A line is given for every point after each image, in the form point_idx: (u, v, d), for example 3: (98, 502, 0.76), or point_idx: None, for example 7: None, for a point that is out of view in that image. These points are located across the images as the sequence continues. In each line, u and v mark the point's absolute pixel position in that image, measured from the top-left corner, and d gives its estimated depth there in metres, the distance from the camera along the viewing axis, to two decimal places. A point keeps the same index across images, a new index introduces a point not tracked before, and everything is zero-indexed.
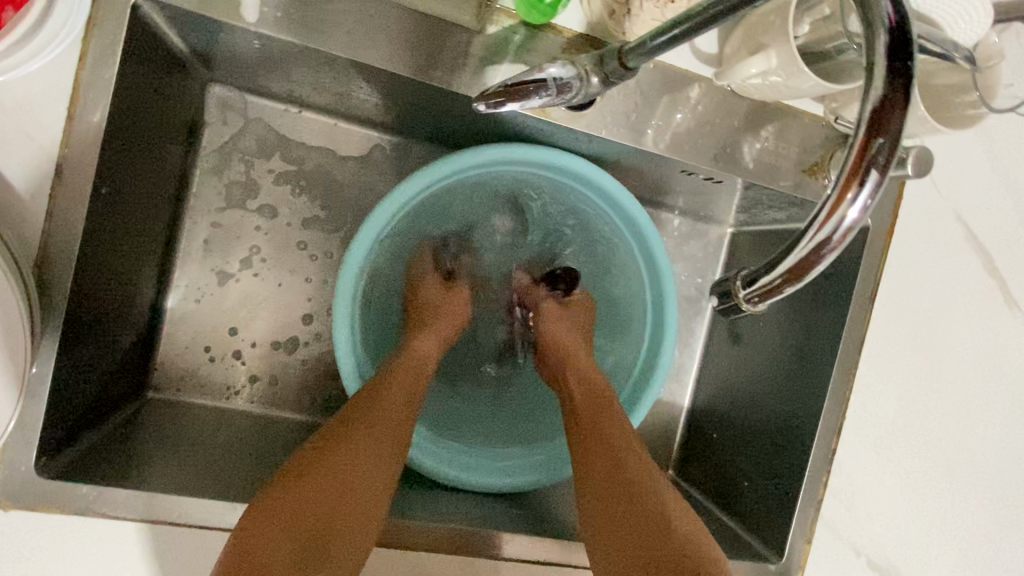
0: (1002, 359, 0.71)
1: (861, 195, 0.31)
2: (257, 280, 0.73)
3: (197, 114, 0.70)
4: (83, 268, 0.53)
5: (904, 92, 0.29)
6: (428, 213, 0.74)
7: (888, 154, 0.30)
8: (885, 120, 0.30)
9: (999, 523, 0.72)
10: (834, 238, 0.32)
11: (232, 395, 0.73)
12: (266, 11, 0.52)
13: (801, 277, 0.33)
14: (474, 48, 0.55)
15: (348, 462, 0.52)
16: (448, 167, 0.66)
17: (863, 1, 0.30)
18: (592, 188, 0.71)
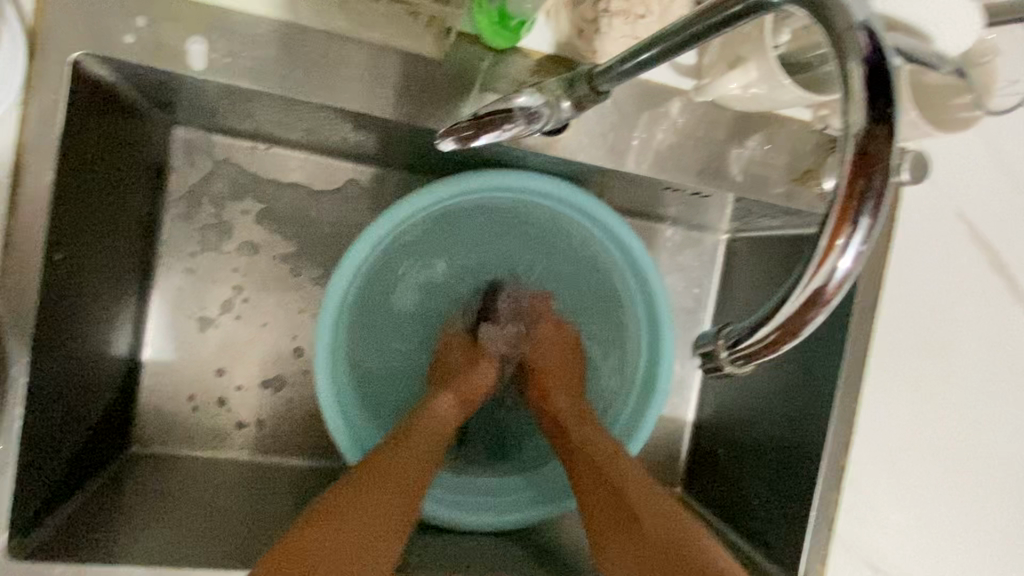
0: (1016, 360, 0.68)
1: (854, 240, 0.27)
2: (237, 323, 0.71)
3: (162, 158, 0.67)
4: (45, 336, 0.51)
5: (888, 134, 0.27)
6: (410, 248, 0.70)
7: (878, 196, 0.27)
8: (871, 163, 0.27)
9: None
10: (829, 289, 0.29)
11: (220, 444, 0.71)
12: (216, 57, 0.49)
13: (795, 334, 0.30)
14: (439, 79, 0.53)
15: (369, 518, 0.49)
16: (438, 193, 0.63)
17: (835, 30, 0.28)
18: (582, 216, 0.68)
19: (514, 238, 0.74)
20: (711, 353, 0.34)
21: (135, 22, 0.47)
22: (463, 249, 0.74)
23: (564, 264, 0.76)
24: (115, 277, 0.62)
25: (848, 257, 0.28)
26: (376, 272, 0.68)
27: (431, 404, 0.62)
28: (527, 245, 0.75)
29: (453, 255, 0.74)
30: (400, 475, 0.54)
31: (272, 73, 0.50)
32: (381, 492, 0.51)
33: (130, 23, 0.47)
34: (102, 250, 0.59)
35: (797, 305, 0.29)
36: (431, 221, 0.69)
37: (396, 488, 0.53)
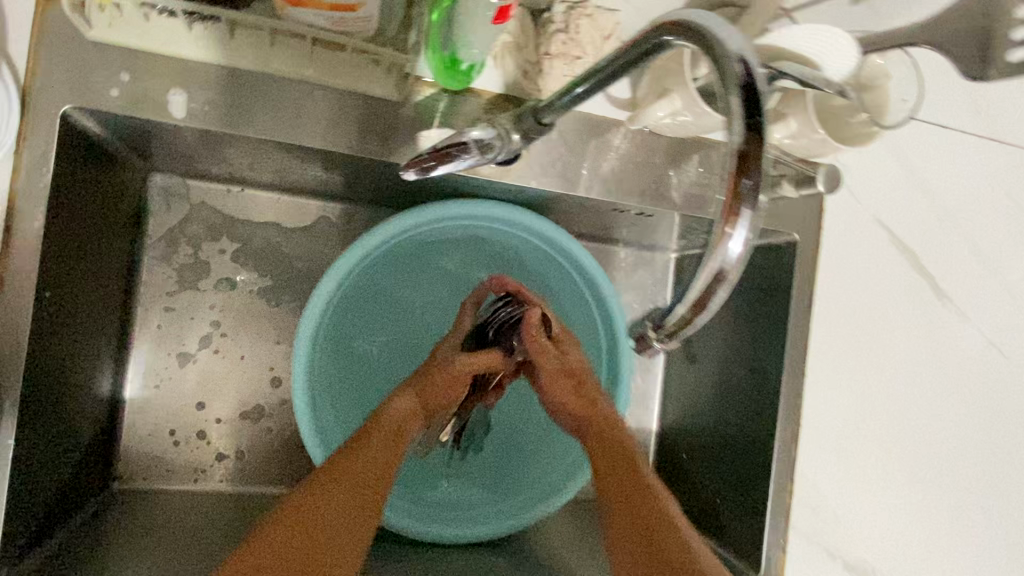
0: (937, 350, 0.75)
1: (740, 226, 0.33)
2: (216, 358, 0.74)
3: (140, 203, 0.71)
4: (35, 372, 0.54)
5: (757, 140, 0.33)
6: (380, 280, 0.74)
7: (754, 190, 0.33)
8: (747, 165, 0.33)
9: (965, 509, 0.75)
10: (726, 267, 0.34)
11: (202, 476, 0.73)
12: (195, 106, 0.54)
13: (705, 308, 0.35)
14: (401, 119, 0.58)
15: (338, 500, 0.47)
16: (404, 223, 0.68)
17: (721, 63, 0.34)
18: (544, 242, 0.74)
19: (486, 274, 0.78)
20: (642, 338, 0.40)
21: (120, 78, 0.52)
22: (437, 285, 0.78)
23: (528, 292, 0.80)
24: (97, 318, 0.65)
25: (737, 241, 0.33)
26: (352, 296, 0.72)
27: (384, 408, 0.55)
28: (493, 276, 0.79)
29: (428, 290, 0.78)
30: (363, 466, 0.49)
31: (246, 119, 0.55)
32: (349, 474, 0.49)
33: (115, 79, 0.52)
34: (85, 291, 0.62)
35: (704, 287, 0.35)
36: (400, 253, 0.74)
37: (366, 469, 0.49)
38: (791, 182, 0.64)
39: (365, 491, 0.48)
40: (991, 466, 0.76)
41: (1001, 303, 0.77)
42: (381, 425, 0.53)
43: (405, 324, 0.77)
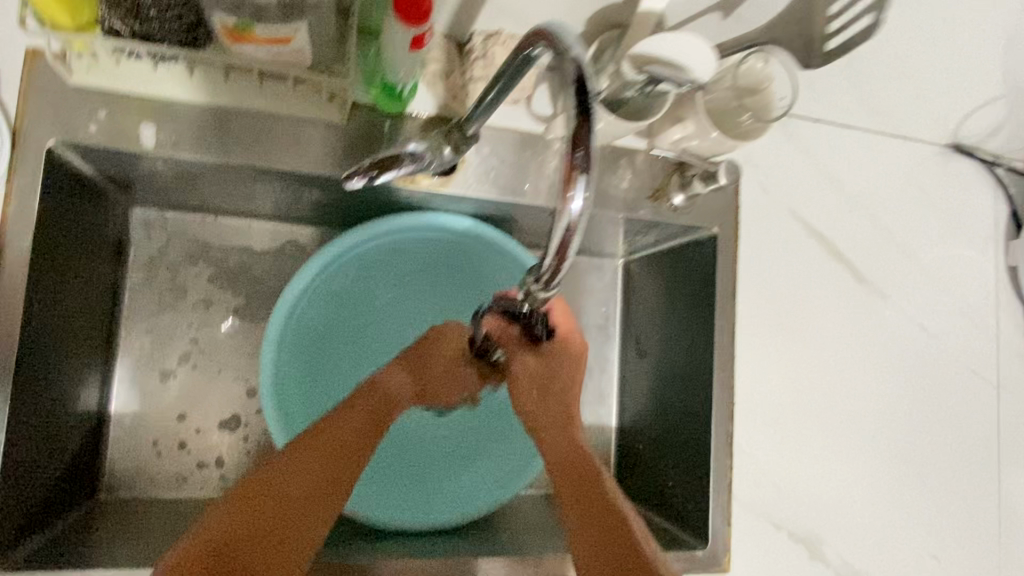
0: (855, 326, 0.83)
1: (577, 188, 0.40)
2: (195, 372, 0.80)
3: (123, 235, 0.78)
4: (24, 380, 0.61)
5: (586, 117, 0.39)
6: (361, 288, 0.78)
7: (585, 159, 0.40)
8: (580, 139, 0.40)
9: (882, 468, 0.84)
10: (573, 223, 0.41)
11: (183, 483, 0.78)
12: (163, 137, 0.62)
13: (565, 257, 0.42)
14: (345, 140, 0.66)
15: (305, 472, 0.57)
16: (377, 230, 0.74)
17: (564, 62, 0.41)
18: (502, 260, 0.78)
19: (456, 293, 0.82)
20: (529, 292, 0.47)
21: (97, 115, 0.60)
22: (409, 304, 0.81)
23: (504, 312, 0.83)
24: (82, 335, 0.72)
25: (576, 201, 0.40)
26: (325, 308, 0.76)
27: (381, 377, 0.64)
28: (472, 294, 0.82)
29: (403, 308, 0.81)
30: (332, 438, 0.59)
31: (206, 146, 0.63)
32: (316, 450, 0.59)
33: (93, 117, 0.60)
34: (71, 312, 0.69)
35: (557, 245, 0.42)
36: (380, 262, 0.78)
37: (333, 444, 0.59)
38: (700, 180, 0.72)
39: (330, 465, 0.58)
40: (906, 427, 0.85)
41: (904, 276, 0.86)
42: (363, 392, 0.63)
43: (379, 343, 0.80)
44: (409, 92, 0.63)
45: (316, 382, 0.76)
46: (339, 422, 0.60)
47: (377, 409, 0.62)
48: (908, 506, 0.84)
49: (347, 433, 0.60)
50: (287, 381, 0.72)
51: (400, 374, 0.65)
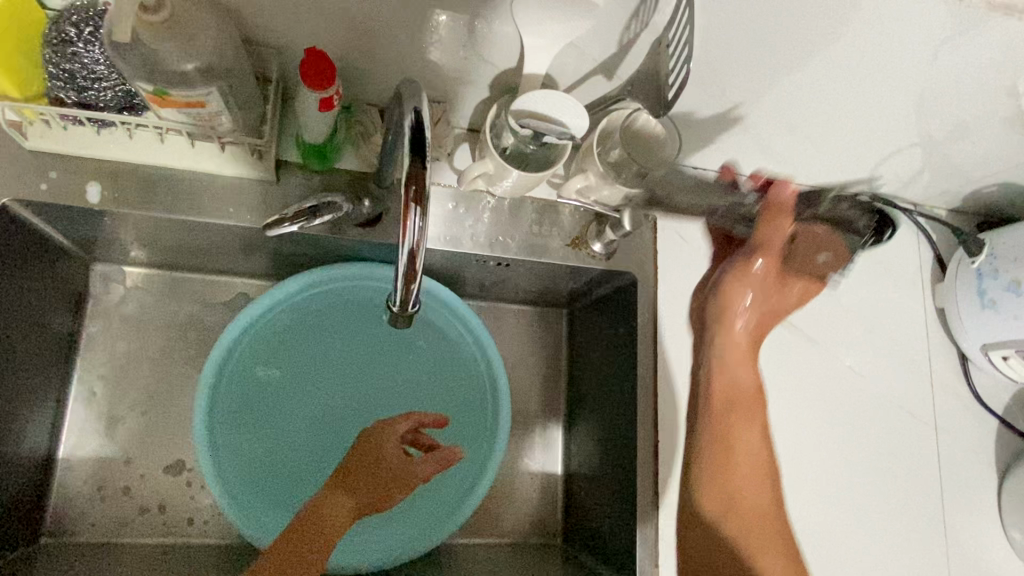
0: (781, 366, 0.87)
1: (415, 220, 0.51)
2: (143, 418, 0.84)
3: (82, 288, 0.84)
4: None
5: None
6: (300, 333, 0.83)
7: (418, 192, 0.50)
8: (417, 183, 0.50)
9: (820, 512, 0.83)
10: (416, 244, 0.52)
11: (124, 528, 0.80)
12: (107, 194, 0.68)
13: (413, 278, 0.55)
14: (273, 195, 0.71)
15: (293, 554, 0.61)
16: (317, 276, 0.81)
17: None
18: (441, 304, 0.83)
19: (388, 333, 0.85)
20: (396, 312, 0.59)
21: (48, 175, 0.67)
22: (353, 352, 0.85)
23: (441, 359, 0.86)
24: (32, 381, 0.77)
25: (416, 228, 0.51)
26: (257, 377, 0.80)
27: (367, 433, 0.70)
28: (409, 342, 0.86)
29: (338, 363, 0.84)
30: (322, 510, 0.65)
31: (146, 202, 0.69)
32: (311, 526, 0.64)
33: (45, 176, 0.67)
34: (22, 357, 0.74)
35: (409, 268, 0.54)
36: (319, 309, 0.83)
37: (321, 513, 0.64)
38: (611, 227, 0.77)
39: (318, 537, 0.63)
40: (846, 471, 0.85)
41: (830, 317, 0.90)
42: (347, 469, 0.67)
43: (324, 402, 0.83)
44: (334, 149, 0.70)
45: (255, 414, 0.80)
46: (326, 497, 0.66)
47: (355, 478, 0.67)
48: (852, 552, 0.82)
49: (336, 506, 0.65)
50: (226, 441, 0.77)
51: (391, 445, 0.69)
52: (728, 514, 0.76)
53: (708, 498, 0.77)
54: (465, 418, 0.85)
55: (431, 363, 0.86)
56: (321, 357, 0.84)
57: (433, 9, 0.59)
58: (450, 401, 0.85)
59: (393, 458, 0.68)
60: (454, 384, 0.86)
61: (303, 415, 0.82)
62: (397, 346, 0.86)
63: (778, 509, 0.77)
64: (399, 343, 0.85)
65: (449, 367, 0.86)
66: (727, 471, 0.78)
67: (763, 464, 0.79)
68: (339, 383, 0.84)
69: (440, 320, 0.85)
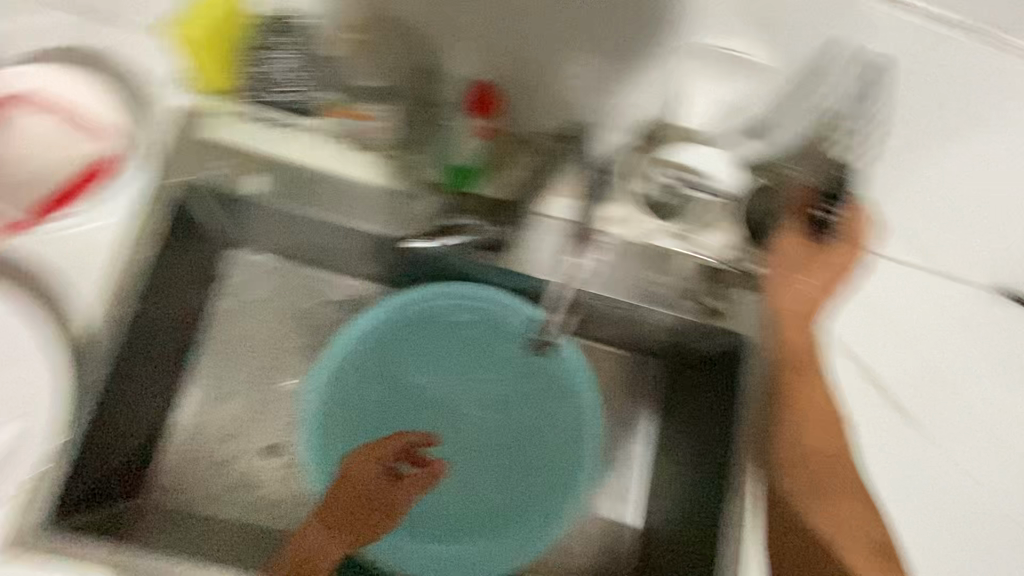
0: (901, 463, 0.76)
1: None
2: (252, 399, 0.89)
3: (222, 270, 0.91)
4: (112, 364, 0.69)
5: None
6: (408, 342, 0.84)
7: None
8: None
9: None
10: None
11: (216, 499, 0.85)
12: (274, 189, 0.76)
13: None
14: (414, 210, 0.77)
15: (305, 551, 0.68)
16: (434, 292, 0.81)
17: None
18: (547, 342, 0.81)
19: (492, 358, 0.85)
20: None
21: (223, 164, 0.74)
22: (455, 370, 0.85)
23: (538, 396, 0.84)
24: (163, 347, 0.83)
25: None
26: (359, 385, 0.81)
27: (350, 468, 0.73)
28: (509, 372, 0.85)
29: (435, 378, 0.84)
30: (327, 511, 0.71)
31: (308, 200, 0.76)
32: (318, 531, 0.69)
33: (218, 165, 0.74)
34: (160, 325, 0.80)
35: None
36: (430, 322, 0.83)
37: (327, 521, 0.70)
38: None
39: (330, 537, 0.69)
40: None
41: (963, 421, 0.79)
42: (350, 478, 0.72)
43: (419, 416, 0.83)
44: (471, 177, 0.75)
45: (355, 411, 0.81)
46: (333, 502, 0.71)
47: (359, 497, 0.72)
48: None
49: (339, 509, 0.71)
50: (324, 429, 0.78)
51: (363, 467, 0.73)
52: (845, 536, 0.64)
53: (826, 521, 0.65)
54: (551, 459, 0.82)
55: (526, 397, 0.85)
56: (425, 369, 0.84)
57: (588, 58, 0.67)
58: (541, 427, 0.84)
59: (366, 485, 0.72)
60: (547, 422, 0.84)
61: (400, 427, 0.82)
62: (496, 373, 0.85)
63: (872, 510, 0.66)
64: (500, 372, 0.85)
65: (545, 405, 0.84)
66: (833, 483, 0.67)
67: (841, 461, 0.67)
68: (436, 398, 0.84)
69: (544, 356, 0.84)
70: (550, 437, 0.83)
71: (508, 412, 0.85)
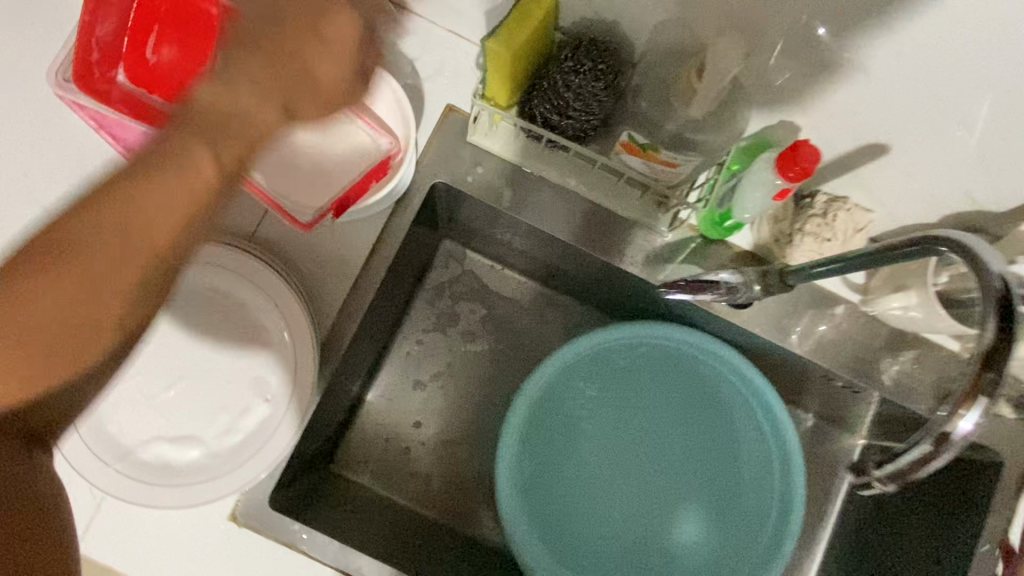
0: None
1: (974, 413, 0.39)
2: (440, 391, 0.89)
3: (430, 258, 0.90)
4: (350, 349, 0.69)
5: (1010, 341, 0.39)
6: (613, 373, 0.80)
7: (995, 383, 0.39)
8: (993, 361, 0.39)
9: None
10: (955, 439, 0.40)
11: (396, 483, 0.85)
12: (517, 199, 0.70)
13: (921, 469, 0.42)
14: (657, 248, 0.71)
15: None
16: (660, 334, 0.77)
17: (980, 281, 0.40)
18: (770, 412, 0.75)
19: (694, 407, 0.79)
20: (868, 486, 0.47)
21: (476, 168, 0.70)
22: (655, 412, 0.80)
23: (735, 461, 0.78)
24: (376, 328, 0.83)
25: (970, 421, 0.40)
26: (552, 419, 0.78)
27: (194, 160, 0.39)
28: (711, 428, 0.79)
29: (629, 418, 0.80)
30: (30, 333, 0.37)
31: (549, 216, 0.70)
32: None
33: (474, 169, 0.70)
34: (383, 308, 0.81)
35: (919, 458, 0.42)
36: (641, 359, 0.79)
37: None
38: None
39: None
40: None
41: None
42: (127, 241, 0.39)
43: (609, 453, 0.79)
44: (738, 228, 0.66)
45: (550, 430, 0.78)
46: None
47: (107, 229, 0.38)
48: None
49: None
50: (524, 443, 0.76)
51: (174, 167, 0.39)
52: None
53: None
54: (737, 532, 0.76)
55: (722, 459, 0.78)
56: (624, 402, 0.80)
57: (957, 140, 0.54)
58: (740, 485, 0.77)
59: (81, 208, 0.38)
60: (738, 490, 0.77)
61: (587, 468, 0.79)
62: (696, 426, 0.79)
63: None
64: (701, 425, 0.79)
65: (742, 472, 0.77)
66: None
67: None
68: (628, 437, 0.79)
69: (751, 421, 0.77)
70: (740, 509, 0.76)
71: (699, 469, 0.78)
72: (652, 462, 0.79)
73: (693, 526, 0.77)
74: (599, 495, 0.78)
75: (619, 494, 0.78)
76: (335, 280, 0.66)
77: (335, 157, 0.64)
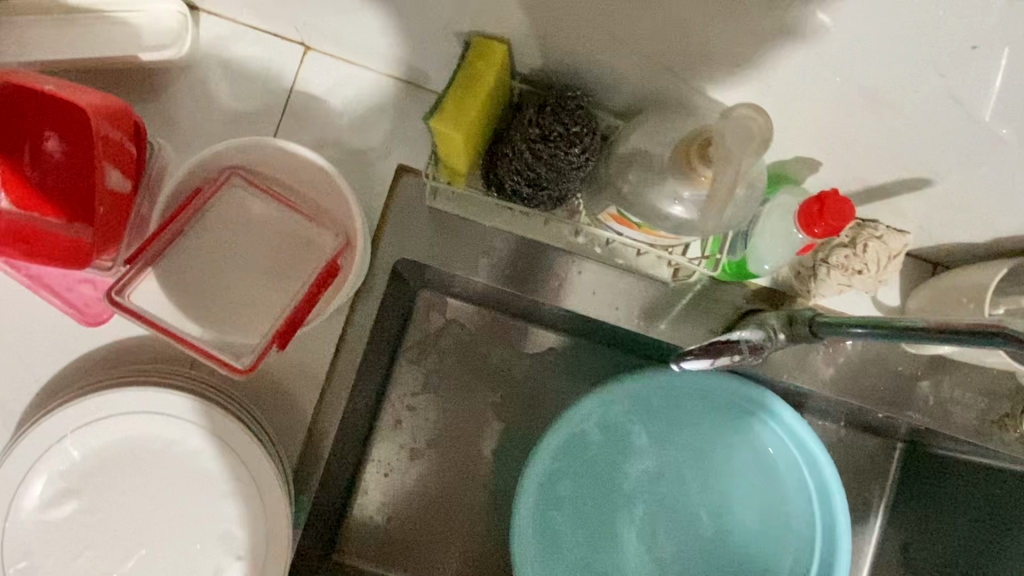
0: None
1: None
2: (441, 456, 0.81)
3: (408, 312, 0.81)
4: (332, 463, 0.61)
5: None
6: (623, 411, 0.73)
7: None
8: None
9: None
10: None
11: (408, 562, 0.80)
12: (495, 267, 0.61)
13: None
14: (663, 299, 0.62)
15: None
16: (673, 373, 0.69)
17: None
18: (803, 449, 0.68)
19: (712, 434, 0.74)
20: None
21: (442, 236, 0.61)
22: (670, 443, 0.75)
23: (760, 488, 0.73)
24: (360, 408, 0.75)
25: None
26: (564, 471, 0.72)
27: None
28: (732, 455, 0.74)
29: (641, 473, 0.74)
30: None
31: (533, 281, 0.61)
32: None
33: (440, 238, 0.61)
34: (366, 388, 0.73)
35: None
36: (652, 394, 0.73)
37: None
38: None
39: None
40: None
41: None
42: None
43: (626, 495, 0.74)
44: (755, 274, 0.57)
45: (563, 482, 0.73)
46: None
47: None
48: None
49: None
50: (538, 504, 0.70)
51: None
52: None
53: None
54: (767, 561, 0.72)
55: (745, 485, 0.74)
56: (637, 439, 0.74)
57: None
58: (771, 522, 0.73)
59: None
60: (765, 517, 0.73)
61: (609, 535, 0.73)
62: (715, 453, 0.74)
63: None
64: (720, 452, 0.74)
65: (768, 498, 0.73)
66: None
67: None
68: (645, 473, 0.74)
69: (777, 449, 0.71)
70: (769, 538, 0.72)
71: (721, 498, 0.74)
72: (671, 497, 0.74)
73: (719, 559, 0.73)
74: (625, 562, 0.73)
75: (642, 537, 0.73)
76: (302, 395, 0.58)
77: (273, 262, 0.55)
